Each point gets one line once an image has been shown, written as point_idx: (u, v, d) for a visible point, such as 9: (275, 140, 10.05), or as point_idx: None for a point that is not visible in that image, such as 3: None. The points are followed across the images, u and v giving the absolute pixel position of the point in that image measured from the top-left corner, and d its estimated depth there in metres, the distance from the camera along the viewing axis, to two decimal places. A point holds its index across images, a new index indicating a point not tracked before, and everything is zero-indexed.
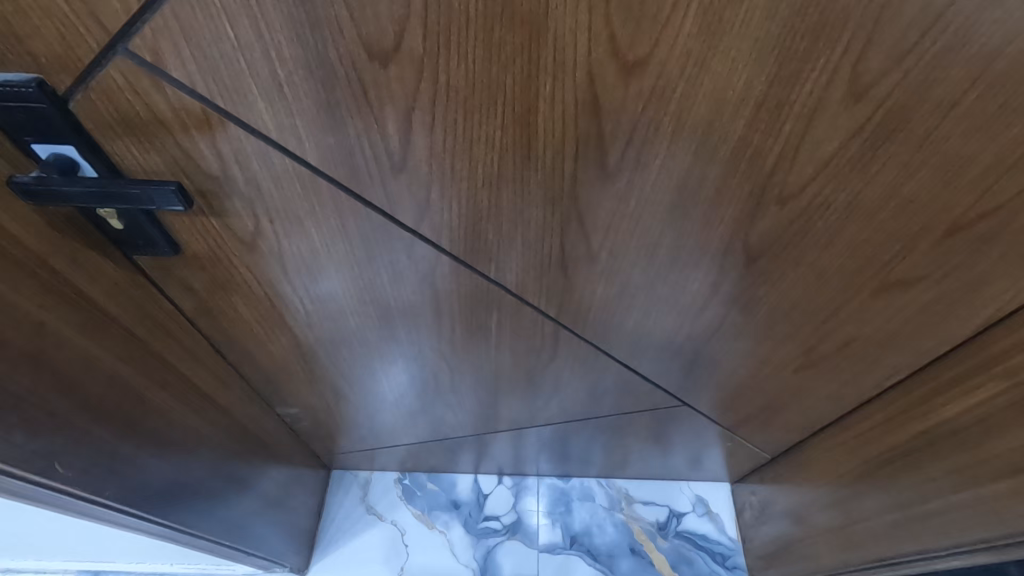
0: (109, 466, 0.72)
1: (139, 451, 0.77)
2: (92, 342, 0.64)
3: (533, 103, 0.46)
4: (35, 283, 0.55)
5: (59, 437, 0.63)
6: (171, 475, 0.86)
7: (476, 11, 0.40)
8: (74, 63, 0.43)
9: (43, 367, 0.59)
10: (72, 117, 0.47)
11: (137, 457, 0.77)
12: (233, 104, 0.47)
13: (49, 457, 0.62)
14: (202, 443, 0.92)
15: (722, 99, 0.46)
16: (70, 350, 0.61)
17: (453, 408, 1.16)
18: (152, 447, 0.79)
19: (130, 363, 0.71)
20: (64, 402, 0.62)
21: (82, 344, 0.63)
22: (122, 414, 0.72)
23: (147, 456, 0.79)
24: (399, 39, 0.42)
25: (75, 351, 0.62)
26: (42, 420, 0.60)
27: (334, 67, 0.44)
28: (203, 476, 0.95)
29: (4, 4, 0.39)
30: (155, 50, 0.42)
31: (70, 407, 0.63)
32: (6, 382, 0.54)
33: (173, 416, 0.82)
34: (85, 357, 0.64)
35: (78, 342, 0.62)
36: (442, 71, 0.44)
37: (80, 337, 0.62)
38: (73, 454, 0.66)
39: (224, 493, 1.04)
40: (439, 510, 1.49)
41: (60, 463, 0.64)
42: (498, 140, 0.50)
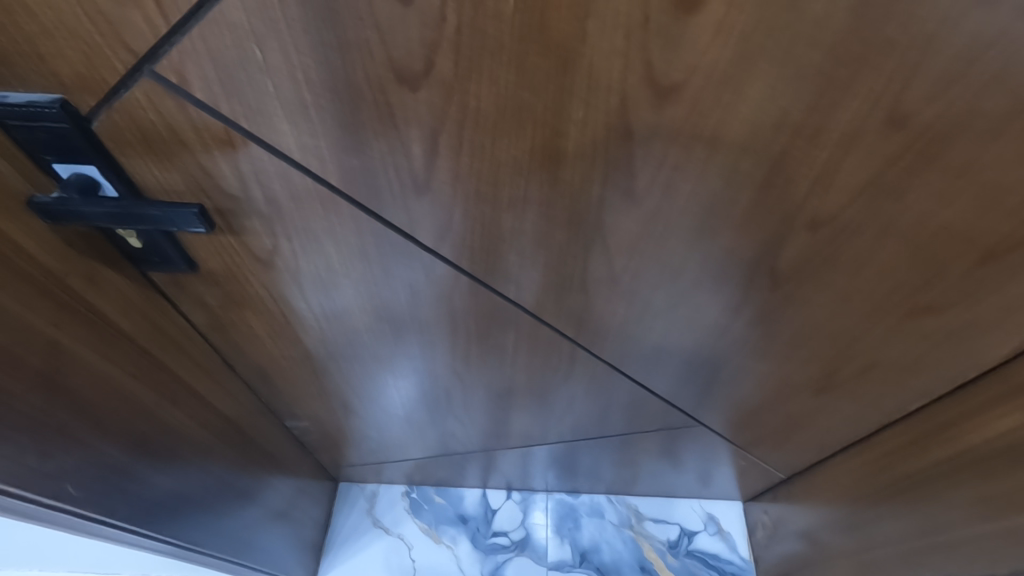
0: (120, 486, 0.71)
1: (150, 469, 0.76)
2: (105, 362, 0.63)
3: (563, 127, 0.45)
4: (52, 304, 0.54)
5: (72, 458, 0.62)
6: (178, 493, 0.84)
7: (511, 36, 0.39)
8: (97, 84, 0.42)
9: (57, 388, 0.58)
10: (94, 137, 0.46)
11: (148, 476, 0.76)
12: (257, 126, 0.46)
13: (61, 479, 0.61)
14: (211, 458, 0.91)
15: (757, 126, 0.45)
16: (83, 369, 0.60)
17: (464, 424, 1.15)
18: (162, 465, 0.78)
19: (142, 381, 0.70)
20: (73, 421, 0.61)
21: (96, 363, 0.62)
22: (133, 432, 0.71)
23: (157, 473, 0.78)
24: (430, 63, 0.41)
25: (88, 370, 0.61)
26: (56, 441, 0.59)
27: (362, 91, 0.43)
28: (212, 492, 0.94)
29: (30, 25, 0.38)
30: (180, 72, 0.42)
31: (83, 427, 0.62)
32: (19, 403, 0.54)
33: (183, 432, 0.81)
34: (97, 375, 0.62)
35: (92, 361, 0.61)
36: (472, 95, 0.43)
37: (94, 357, 0.61)
38: (85, 475, 0.65)
39: (232, 509, 1.03)
40: (446, 524, 1.48)
41: (72, 485, 0.63)
42: (526, 164, 0.49)
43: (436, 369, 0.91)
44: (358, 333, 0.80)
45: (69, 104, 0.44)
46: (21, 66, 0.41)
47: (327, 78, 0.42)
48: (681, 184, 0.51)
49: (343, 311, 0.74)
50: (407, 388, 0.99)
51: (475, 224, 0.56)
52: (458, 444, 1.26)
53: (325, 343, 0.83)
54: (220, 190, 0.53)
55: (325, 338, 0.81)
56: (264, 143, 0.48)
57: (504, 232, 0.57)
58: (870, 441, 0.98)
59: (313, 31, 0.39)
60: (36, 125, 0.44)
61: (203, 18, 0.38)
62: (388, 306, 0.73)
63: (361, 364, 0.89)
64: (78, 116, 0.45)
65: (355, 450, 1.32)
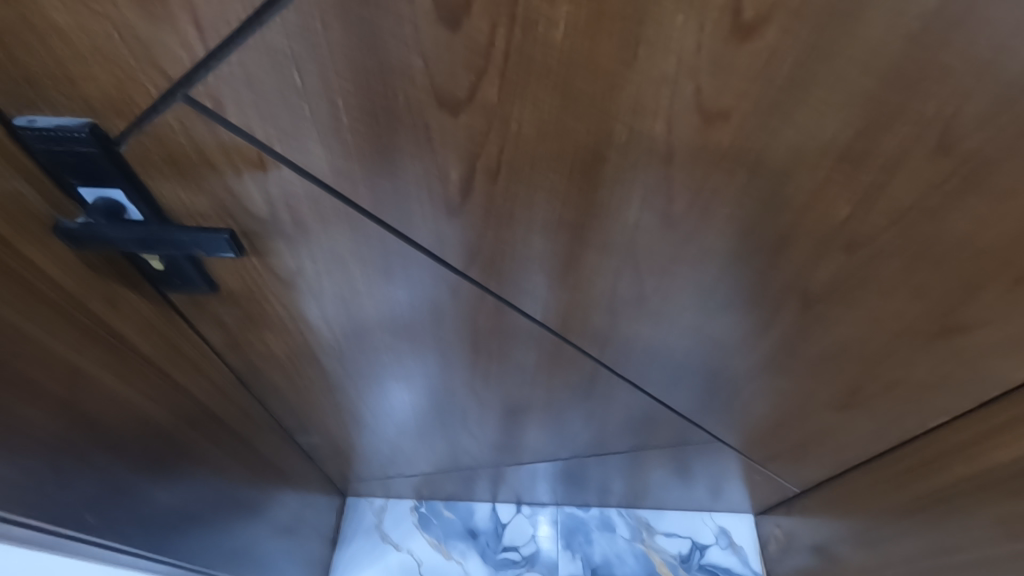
0: (134, 509, 0.69)
1: (164, 491, 0.74)
2: (123, 385, 0.61)
3: (604, 151, 0.45)
4: (72, 327, 0.53)
5: (89, 482, 0.61)
6: (185, 512, 0.82)
7: (559, 62, 0.38)
8: (128, 108, 0.41)
9: (75, 412, 0.56)
10: (122, 161, 0.45)
11: (161, 498, 0.74)
12: (290, 149, 0.45)
13: (76, 506, 0.60)
14: (223, 478, 0.89)
15: (802, 151, 0.44)
16: (101, 394, 0.59)
17: (477, 440, 1.13)
18: (176, 487, 0.77)
19: (158, 403, 0.68)
20: (88, 446, 0.59)
21: (113, 387, 0.60)
22: (148, 455, 0.69)
23: (166, 493, 0.75)
24: (474, 87, 0.40)
25: (106, 395, 0.60)
26: (72, 466, 0.58)
27: (401, 115, 0.42)
28: (222, 511, 0.92)
29: (63, 49, 0.37)
30: (215, 96, 0.40)
31: (99, 451, 0.61)
32: (36, 429, 0.52)
33: (196, 453, 0.80)
34: (113, 398, 0.61)
35: (110, 385, 0.60)
36: (514, 119, 0.42)
37: (112, 381, 0.60)
38: (99, 499, 0.63)
39: (241, 528, 1.01)
40: (455, 539, 1.46)
41: (87, 510, 0.62)
42: (562, 186, 0.48)
43: (454, 386, 0.90)
44: (378, 351, 0.79)
45: (98, 128, 0.42)
46: (50, 90, 0.40)
47: (366, 102, 0.41)
48: (719, 207, 0.50)
49: (364, 331, 0.73)
50: (423, 404, 0.98)
51: (506, 245, 0.55)
52: (469, 458, 1.25)
53: (343, 360, 0.81)
54: (247, 212, 0.52)
55: (344, 356, 0.80)
56: (296, 166, 0.46)
57: (534, 253, 0.56)
58: (885, 457, 0.97)
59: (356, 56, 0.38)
60: (64, 150, 0.43)
61: (242, 43, 0.37)
62: (410, 324, 0.72)
63: (379, 381, 0.88)
64: (108, 140, 0.43)
65: (363, 465, 1.31)
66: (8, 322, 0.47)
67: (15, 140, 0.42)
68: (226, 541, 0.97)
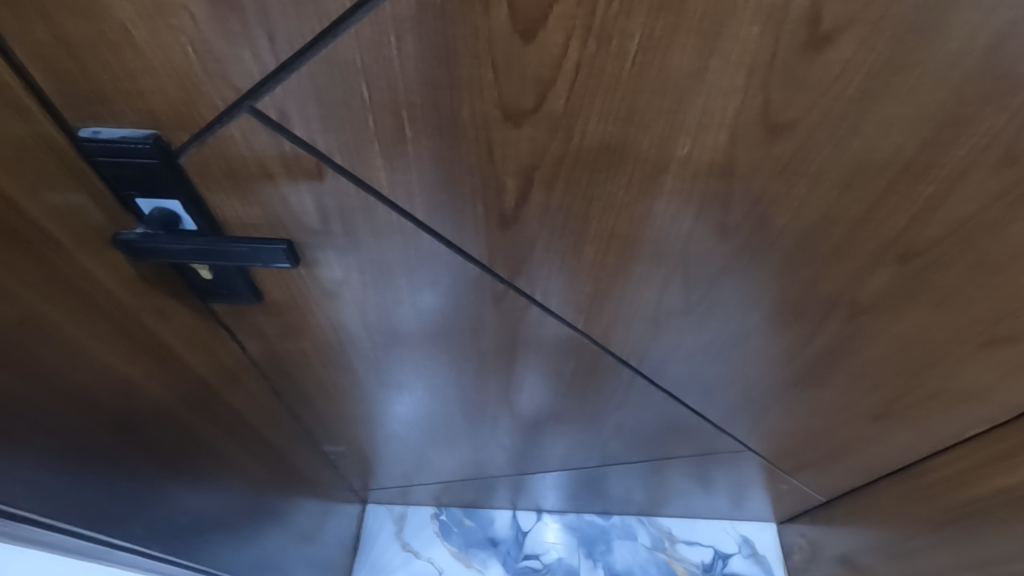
0: (175, 519, 0.69)
1: (202, 500, 0.74)
2: (169, 395, 0.61)
3: (665, 162, 0.44)
4: (127, 339, 0.53)
5: (136, 492, 0.61)
6: (218, 521, 0.81)
7: (629, 74, 0.38)
8: (193, 120, 0.41)
9: (126, 424, 0.57)
10: (181, 171, 0.45)
11: (200, 507, 0.74)
12: (351, 160, 0.45)
13: (123, 516, 0.60)
14: (254, 487, 0.89)
15: (866, 162, 0.43)
16: (149, 405, 0.59)
17: (502, 448, 1.13)
18: (213, 496, 0.77)
19: (199, 413, 0.68)
20: (135, 456, 0.59)
21: (160, 398, 0.60)
22: (189, 464, 0.69)
23: (197, 498, 0.73)
24: (541, 99, 0.40)
25: (153, 406, 0.60)
26: (122, 477, 0.58)
27: (465, 126, 0.42)
28: (253, 521, 0.92)
29: (136, 63, 0.37)
30: (282, 108, 0.40)
31: (146, 462, 0.61)
32: (90, 440, 0.52)
33: (231, 462, 0.79)
34: (156, 407, 0.60)
35: (157, 396, 0.60)
36: (578, 130, 0.42)
37: (160, 392, 0.60)
38: (145, 509, 0.63)
39: (267, 536, 0.99)
40: (476, 547, 1.46)
41: (133, 520, 0.62)
42: (619, 197, 0.48)
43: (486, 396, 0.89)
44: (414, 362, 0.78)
45: (161, 138, 0.42)
46: (116, 102, 0.40)
47: (431, 112, 0.41)
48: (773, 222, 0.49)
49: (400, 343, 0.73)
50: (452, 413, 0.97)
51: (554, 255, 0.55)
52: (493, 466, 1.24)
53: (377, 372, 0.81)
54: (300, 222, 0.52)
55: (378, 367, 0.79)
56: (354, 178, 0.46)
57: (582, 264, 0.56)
58: (917, 468, 0.96)
59: (426, 66, 0.38)
60: (124, 160, 0.43)
61: (314, 56, 0.37)
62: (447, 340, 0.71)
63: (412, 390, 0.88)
64: (168, 150, 0.43)
65: (385, 472, 1.30)
66: (50, 322, 0.45)
67: (75, 150, 0.42)
68: (257, 551, 0.97)
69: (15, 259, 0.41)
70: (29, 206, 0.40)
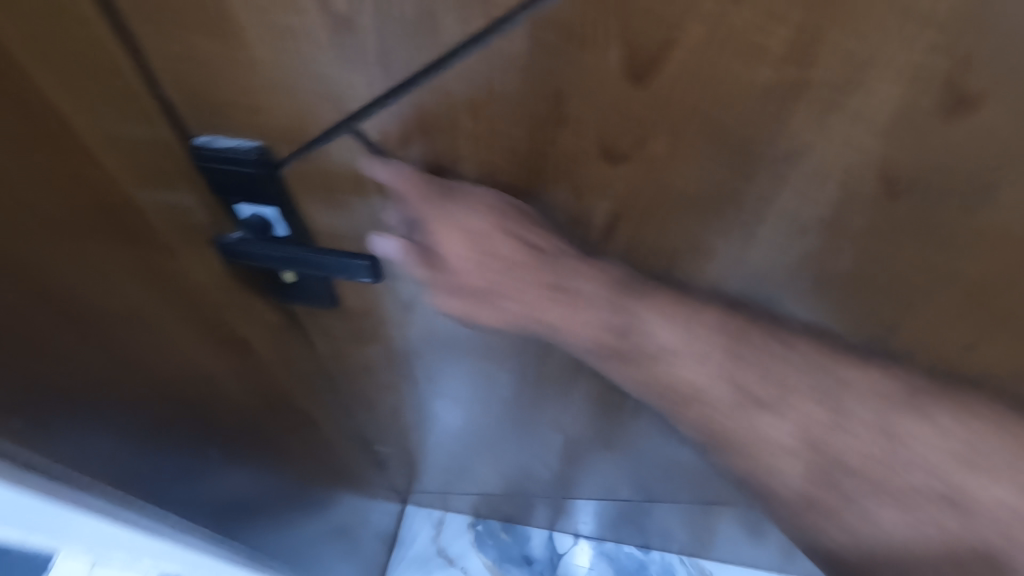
0: (237, 505, 0.71)
1: (260, 489, 0.76)
2: (241, 386, 0.64)
3: (761, 211, 0.43)
4: (210, 333, 0.56)
5: (205, 478, 0.63)
6: (273, 512, 0.83)
7: (738, 124, 0.37)
8: (299, 137, 0.42)
9: (200, 411, 0.59)
10: (280, 182, 0.46)
11: (258, 496, 0.76)
12: (445, 183, 0.45)
13: (198, 501, 0.61)
14: (306, 480, 0.91)
15: (990, 231, 0.40)
16: (222, 395, 0.62)
17: (548, 470, 1.12)
18: (270, 485, 0.79)
19: (265, 403, 0.71)
20: (206, 441, 0.61)
21: (232, 388, 0.63)
22: (251, 453, 0.72)
23: (255, 485, 0.75)
24: (641, 141, 0.39)
25: (225, 396, 0.62)
26: (194, 462, 0.60)
27: (560, 161, 0.42)
28: (303, 513, 0.94)
29: (254, 82, 0.38)
30: (384, 132, 0.41)
31: (215, 449, 0.63)
32: (171, 424, 0.55)
33: (287, 454, 0.82)
34: (227, 397, 0.63)
35: (230, 387, 0.62)
36: (674, 172, 0.41)
37: (232, 382, 0.63)
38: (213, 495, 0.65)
39: (313, 530, 1.00)
40: (510, 564, 1.46)
41: (205, 506, 0.63)
42: (706, 239, 0.47)
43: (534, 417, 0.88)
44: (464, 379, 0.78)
45: (267, 151, 0.44)
46: (232, 115, 0.41)
47: (532, 142, 0.41)
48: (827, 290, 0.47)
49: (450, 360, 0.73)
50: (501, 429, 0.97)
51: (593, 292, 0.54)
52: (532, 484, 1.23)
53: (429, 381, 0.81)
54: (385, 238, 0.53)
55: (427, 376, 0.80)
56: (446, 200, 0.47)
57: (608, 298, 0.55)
58: None
59: (532, 99, 0.38)
60: (230, 170, 0.44)
61: (423, 87, 0.38)
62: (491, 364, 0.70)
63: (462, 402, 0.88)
64: (272, 162, 0.45)
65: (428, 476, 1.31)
66: (139, 308, 0.46)
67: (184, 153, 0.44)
68: (305, 546, 0.99)
69: (111, 244, 0.42)
70: (130, 195, 0.42)
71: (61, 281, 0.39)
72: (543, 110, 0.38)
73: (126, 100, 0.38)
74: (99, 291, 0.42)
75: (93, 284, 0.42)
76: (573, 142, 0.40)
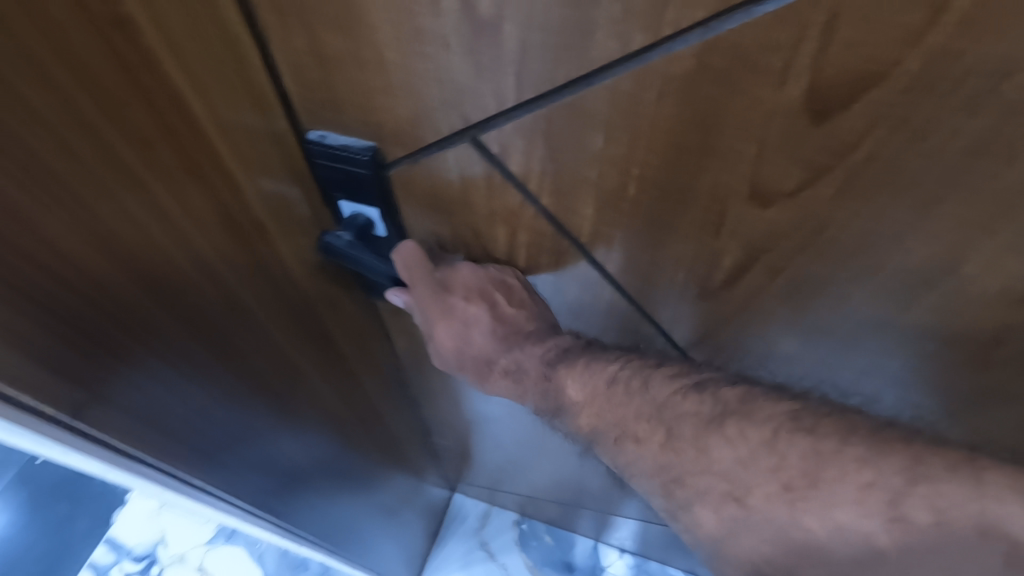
0: (302, 488, 0.70)
1: (324, 476, 0.75)
2: (324, 380, 0.62)
3: (934, 279, 0.36)
4: (301, 324, 0.54)
5: (280, 464, 0.61)
6: (332, 496, 0.82)
7: (932, 177, 0.30)
8: (414, 140, 0.39)
9: (287, 403, 0.57)
10: (386, 186, 0.44)
11: (321, 482, 0.76)
12: (560, 206, 0.41)
13: (269, 482, 0.60)
14: (366, 466, 0.91)
15: None
16: (308, 388, 0.60)
17: (604, 487, 1.07)
18: (333, 474, 0.78)
19: (343, 397, 0.69)
20: (288, 430, 0.59)
21: (317, 382, 0.61)
22: (325, 443, 0.70)
23: (322, 470, 0.74)
24: (803, 183, 0.34)
25: (309, 389, 0.60)
26: (273, 449, 0.58)
27: (698, 196, 0.37)
28: (358, 497, 0.93)
29: (378, 80, 0.36)
30: (505, 144, 0.37)
31: (294, 438, 0.62)
32: (255, 414, 0.52)
33: (355, 444, 0.81)
34: (312, 388, 0.61)
35: (315, 380, 0.61)
36: (835, 225, 0.35)
37: (317, 376, 0.61)
38: (284, 479, 0.64)
39: (364, 511, 1.00)
40: (551, 568, 1.43)
41: (275, 487, 0.63)
42: (853, 302, 0.40)
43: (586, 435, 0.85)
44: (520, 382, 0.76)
45: (377, 151, 0.41)
46: (350, 112, 0.39)
47: (668, 174, 0.36)
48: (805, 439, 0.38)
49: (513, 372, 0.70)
50: (559, 442, 0.93)
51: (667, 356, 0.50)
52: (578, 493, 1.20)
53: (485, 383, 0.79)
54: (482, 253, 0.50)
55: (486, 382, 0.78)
56: (558, 224, 0.43)
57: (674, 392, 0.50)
58: None
59: (679, 126, 0.33)
60: (338, 161, 0.43)
61: (559, 101, 0.34)
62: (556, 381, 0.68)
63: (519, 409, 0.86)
64: (380, 163, 0.42)
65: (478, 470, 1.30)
66: (210, 267, 0.40)
67: (273, 96, 0.39)
68: (355, 525, 0.99)
69: (192, 193, 0.37)
70: (219, 146, 0.37)
71: (123, 228, 0.33)
72: (689, 139, 0.33)
73: (219, 29, 0.34)
74: (168, 243, 0.36)
75: (163, 231, 0.36)
76: (716, 177, 0.35)
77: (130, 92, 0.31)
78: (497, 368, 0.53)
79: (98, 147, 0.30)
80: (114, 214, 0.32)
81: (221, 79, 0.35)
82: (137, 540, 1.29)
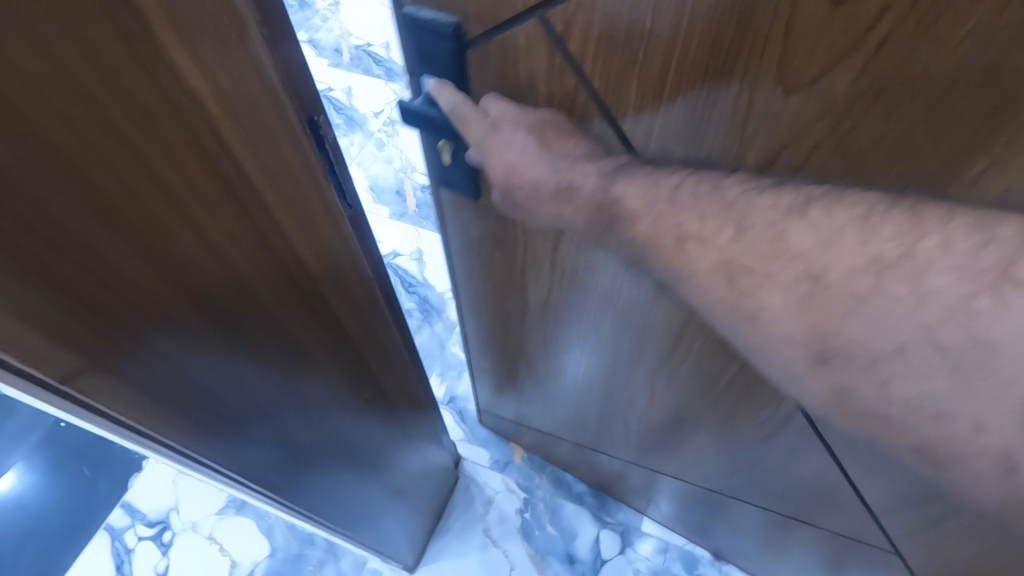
0: (335, 486, 0.62)
1: (366, 467, 0.67)
2: (360, 380, 0.53)
3: (990, 141, 0.31)
4: (344, 327, 0.44)
5: (309, 458, 0.53)
6: (367, 498, 0.74)
7: (1010, 57, 0.28)
8: (479, 20, 0.38)
9: (310, 414, 0.48)
10: (463, 67, 0.41)
11: (360, 475, 0.68)
12: (608, 85, 0.38)
13: (295, 474, 0.52)
14: (411, 450, 0.83)
15: None
16: (339, 392, 0.50)
17: (618, 451, 0.86)
18: (373, 468, 0.70)
19: (382, 393, 0.60)
20: (310, 440, 0.51)
21: (349, 386, 0.51)
22: (362, 436, 0.61)
23: (354, 469, 0.65)
24: (883, 40, 0.29)
25: (341, 394, 0.51)
26: (297, 452, 0.50)
27: (755, 87, 0.34)
28: (394, 496, 0.86)
29: None
30: (568, 22, 0.35)
31: (320, 442, 0.52)
32: (275, 422, 0.44)
33: (400, 432, 0.74)
34: (346, 393, 0.51)
35: (346, 386, 0.51)
36: (895, 113, 0.32)
37: (350, 381, 0.51)
38: (311, 475, 0.55)
39: (394, 522, 0.92)
40: (553, 559, 1.11)
41: (304, 478, 0.55)
42: (920, 134, 0.32)
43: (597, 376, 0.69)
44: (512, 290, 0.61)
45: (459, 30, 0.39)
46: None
47: (720, 64, 0.33)
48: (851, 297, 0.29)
49: (522, 284, 0.60)
50: (570, 377, 0.73)
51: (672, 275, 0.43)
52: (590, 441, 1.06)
53: (475, 282, 0.64)
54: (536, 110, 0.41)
55: (479, 275, 0.63)
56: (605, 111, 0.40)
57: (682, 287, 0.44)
58: None
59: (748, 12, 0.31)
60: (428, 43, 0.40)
61: None
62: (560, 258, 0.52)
63: (522, 336, 0.70)
64: (462, 43, 0.40)
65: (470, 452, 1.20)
66: (256, 281, 0.33)
67: (288, 91, 0.28)
68: (389, 532, 0.91)
69: (226, 195, 0.28)
70: (289, 165, 0.30)
71: (191, 259, 0.28)
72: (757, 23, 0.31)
73: (248, 50, 0.25)
74: (213, 253, 0.29)
75: (192, 232, 0.27)
76: (784, 76, 0.33)
77: (176, 145, 0.25)
78: (556, 205, 0.43)
79: (167, 206, 0.26)
80: (155, 227, 0.26)
81: (232, 66, 0.25)
82: (151, 503, 1.08)
